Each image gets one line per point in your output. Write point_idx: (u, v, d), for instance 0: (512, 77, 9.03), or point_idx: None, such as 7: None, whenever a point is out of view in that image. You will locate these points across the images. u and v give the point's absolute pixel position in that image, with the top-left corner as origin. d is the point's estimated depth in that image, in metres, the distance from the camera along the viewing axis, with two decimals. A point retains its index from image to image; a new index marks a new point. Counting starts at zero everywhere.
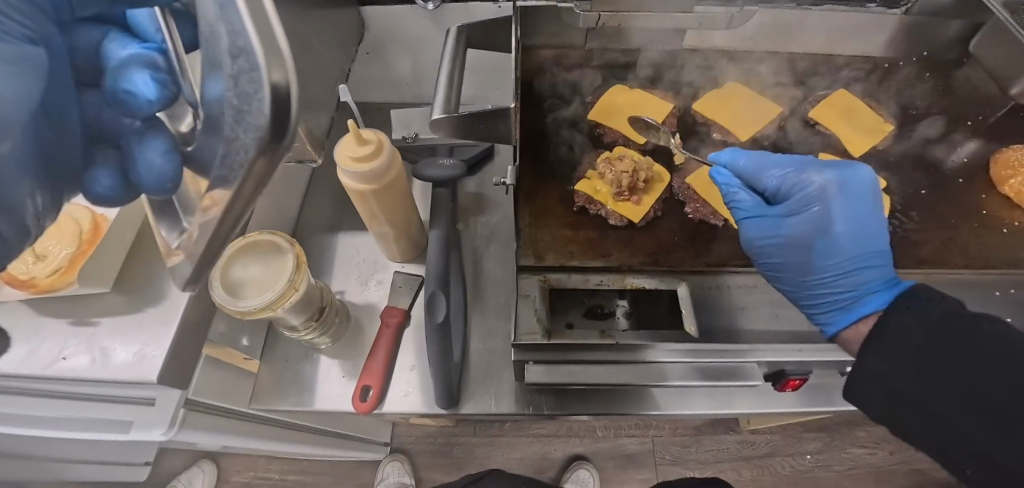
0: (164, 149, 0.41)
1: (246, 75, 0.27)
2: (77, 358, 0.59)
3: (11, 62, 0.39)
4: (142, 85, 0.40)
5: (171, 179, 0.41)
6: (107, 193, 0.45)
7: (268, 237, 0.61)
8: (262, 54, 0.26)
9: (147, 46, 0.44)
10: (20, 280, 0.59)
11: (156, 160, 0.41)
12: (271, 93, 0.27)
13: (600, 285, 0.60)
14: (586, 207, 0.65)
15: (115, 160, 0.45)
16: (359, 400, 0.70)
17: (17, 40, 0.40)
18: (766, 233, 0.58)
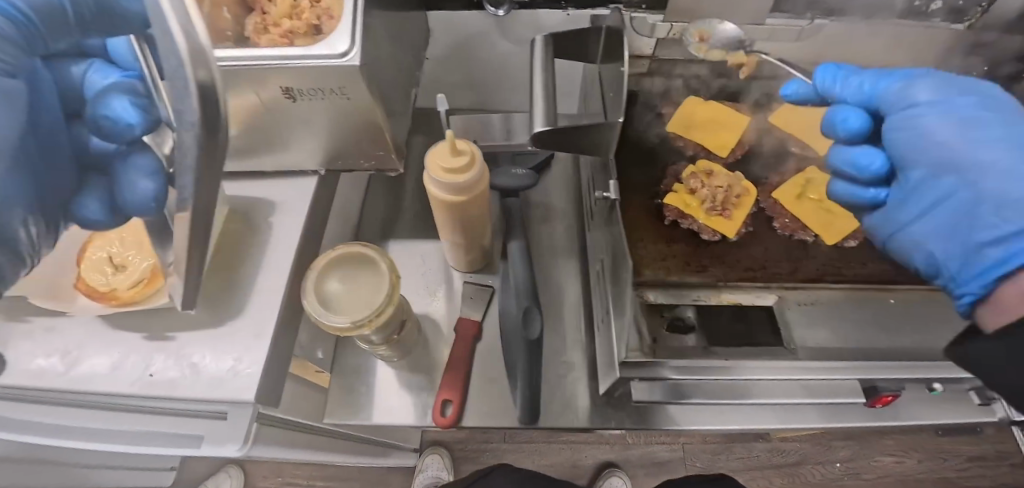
0: (152, 174, 0.47)
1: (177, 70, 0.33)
2: (166, 373, 0.57)
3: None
4: (123, 110, 0.45)
5: (159, 201, 0.46)
6: (96, 217, 0.50)
7: (359, 249, 0.59)
8: (188, 53, 0.31)
9: (127, 74, 0.48)
10: (100, 292, 0.58)
11: (141, 182, 0.46)
12: (197, 87, 0.32)
13: (698, 300, 0.61)
14: (679, 221, 0.64)
15: (103, 187, 0.50)
16: (438, 415, 0.69)
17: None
18: (940, 111, 0.52)
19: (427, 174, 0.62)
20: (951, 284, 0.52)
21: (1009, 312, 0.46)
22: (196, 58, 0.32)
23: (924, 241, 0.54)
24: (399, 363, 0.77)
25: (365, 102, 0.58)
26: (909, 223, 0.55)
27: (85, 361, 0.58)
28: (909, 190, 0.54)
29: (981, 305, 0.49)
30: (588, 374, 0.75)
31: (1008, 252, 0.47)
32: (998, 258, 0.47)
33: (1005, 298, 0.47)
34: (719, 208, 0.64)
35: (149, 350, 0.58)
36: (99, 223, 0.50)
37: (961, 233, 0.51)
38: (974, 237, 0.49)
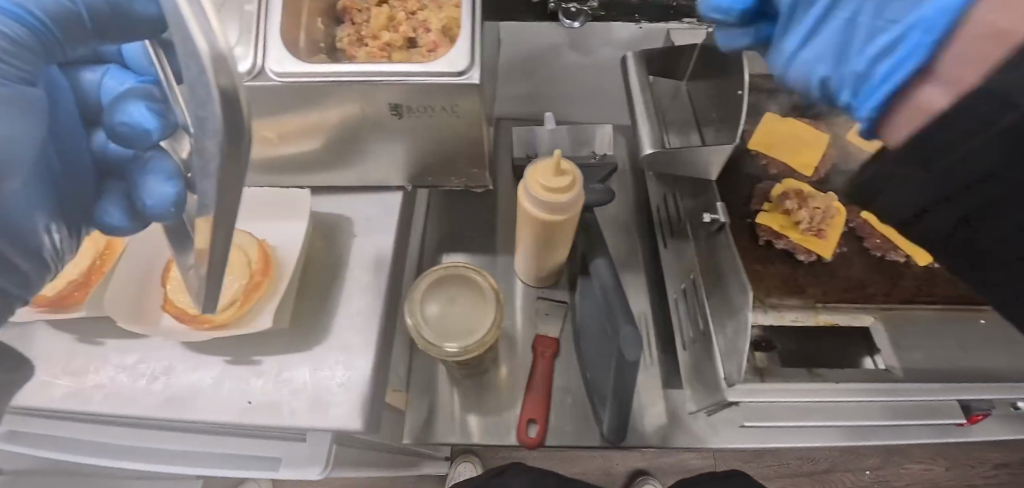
0: (167, 178, 0.48)
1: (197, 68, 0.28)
2: (264, 399, 0.55)
3: (22, 107, 0.42)
4: (141, 115, 0.46)
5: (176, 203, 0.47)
6: (120, 224, 0.51)
7: (460, 270, 0.58)
8: (209, 59, 0.26)
9: (142, 80, 0.50)
10: (190, 315, 0.56)
11: (159, 186, 0.47)
12: (220, 94, 0.27)
13: (796, 321, 0.61)
14: (773, 241, 0.63)
15: (122, 191, 0.52)
16: (524, 435, 0.69)
17: (18, 83, 0.41)
18: None
19: (528, 193, 0.61)
20: (855, 94, 0.42)
21: (913, 126, 0.38)
22: (216, 63, 0.27)
23: (812, 62, 0.45)
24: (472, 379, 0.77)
25: (474, 120, 0.55)
26: (798, 49, 0.46)
27: (176, 384, 0.56)
28: (796, 16, 0.46)
29: (892, 111, 0.40)
30: (665, 391, 0.75)
31: (904, 45, 0.36)
32: (893, 69, 0.37)
33: (917, 104, 0.37)
34: (814, 229, 0.63)
35: (240, 373, 0.57)
36: (119, 229, 0.51)
37: (849, 44, 0.43)
38: (853, 64, 0.42)
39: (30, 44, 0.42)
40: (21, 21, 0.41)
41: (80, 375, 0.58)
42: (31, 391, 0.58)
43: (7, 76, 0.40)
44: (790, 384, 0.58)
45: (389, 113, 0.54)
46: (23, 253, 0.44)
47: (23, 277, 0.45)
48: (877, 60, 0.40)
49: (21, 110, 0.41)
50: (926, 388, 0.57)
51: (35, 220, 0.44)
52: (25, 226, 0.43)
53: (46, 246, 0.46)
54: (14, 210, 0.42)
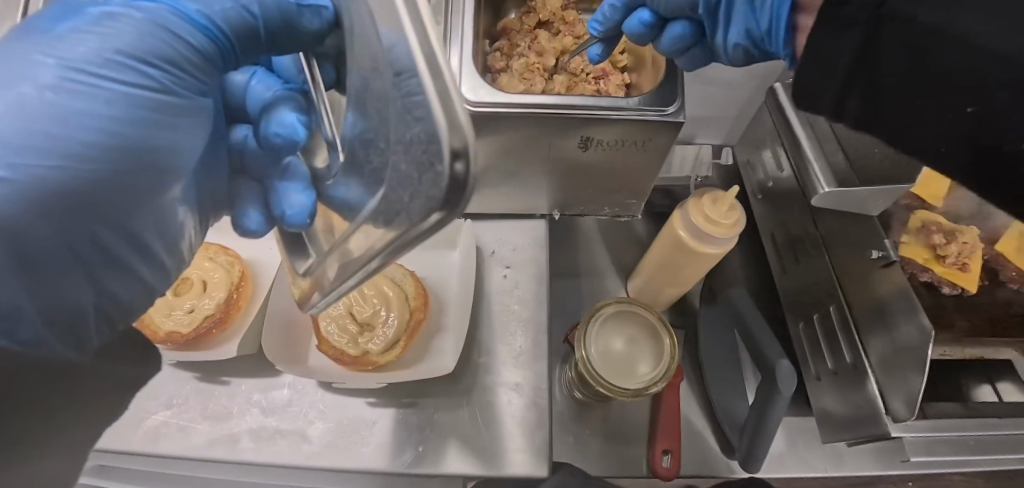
0: (304, 188, 0.37)
1: (419, 138, 0.20)
2: (428, 444, 0.53)
3: (190, 114, 0.34)
4: (291, 124, 0.35)
5: (312, 215, 0.36)
6: (256, 228, 0.41)
7: (628, 308, 0.57)
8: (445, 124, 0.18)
9: (290, 87, 0.39)
10: (344, 356, 0.53)
11: (300, 201, 0.36)
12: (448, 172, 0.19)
13: (943, 356, 0.62)
14: (918, 274, 0.64)
15: (259, 195, 0.42)
16: (660, 466, 0.66)
17: (191, 93, 0.35)
18: None
19: (690, 225, 0.61)
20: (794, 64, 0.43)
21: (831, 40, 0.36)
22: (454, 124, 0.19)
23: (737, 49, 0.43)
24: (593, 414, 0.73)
25: (652, 152, 0.53)
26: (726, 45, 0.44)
27: (336, 429, 0.53)
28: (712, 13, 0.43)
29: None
30: (789, 418, 0.72)
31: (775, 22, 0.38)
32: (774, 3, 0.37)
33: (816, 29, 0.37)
34: (957, 262, 0.64)
35: (403, 416, 0.54)
36: (253, 233, 0.41)
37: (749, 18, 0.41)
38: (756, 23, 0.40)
39: (211, 57, 0.35)
40: (202, 29, 0.34)
41: (220, 419, 0.54)
42: (168, 437, 0.54)
43: (186, 88, 0.34)
44: (950, 424, 0.59)
45: (579, 145, 0.53)
46: (154, 266, 0.36)
47: (145, 286, 0.36)
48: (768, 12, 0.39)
49: (190, 121, 0.34)
50: None
51: (178, 223, 0.35)
52: (170, 236, 0.35)
53: (182, 253, 0.38)
54: (171, 227, 0.35)
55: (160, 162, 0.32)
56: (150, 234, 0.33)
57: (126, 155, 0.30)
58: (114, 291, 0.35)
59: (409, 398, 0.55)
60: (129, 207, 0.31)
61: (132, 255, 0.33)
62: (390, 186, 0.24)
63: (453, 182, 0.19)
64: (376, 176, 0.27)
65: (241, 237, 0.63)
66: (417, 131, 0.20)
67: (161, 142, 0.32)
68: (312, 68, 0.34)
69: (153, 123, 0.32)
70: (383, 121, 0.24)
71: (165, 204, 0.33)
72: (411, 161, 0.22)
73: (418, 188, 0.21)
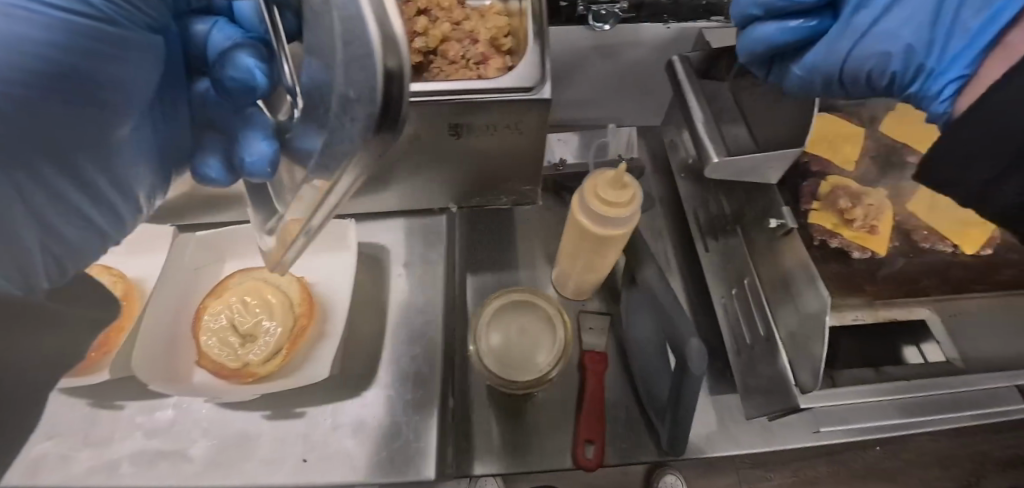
0: (265, 137, 0.36)
1: (358, 67, 0.21)
2: (319, 455, 0.50)
3: (135, 52, 0.32)
4: (250, 71, 0.34)
5: (275, 165, 0.35)
6: (217, 179, 0.39)
7: (521, 294, 0.56)
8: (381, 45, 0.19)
9: (252, 35, 0.36)
10: (230, 369, 0.51)
11: (257, 149, 0.35)
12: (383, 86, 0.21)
13: (855, 321, 0.61)
14: (827, 241, 0.63)
15: (223, 147, 0.39)
16: (581, 457, 0.65)
17: (141, 28, 0.32)
18: None
19: (587, 210, 0.59)
20: (925, 82, 0.44)
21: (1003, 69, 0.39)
22: (391, 44, 0.20)
23: (898, 30, 0.44)
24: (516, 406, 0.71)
25: (531, 135, 0.52)
26: (873, 23, 0.44)
27: (221, 446, 0.51)
28: None
29: (961, 96, 0.42)
30: (718, 396, 0.72)
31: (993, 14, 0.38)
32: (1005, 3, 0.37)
33: (1002, 58, 0.39)
34: (865, 226, 0.63)
35: (292, 428, 0.52)
36: (211, 182, 0.40)
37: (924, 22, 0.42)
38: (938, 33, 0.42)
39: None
40: None
41: (104, 445, 0.52)
42: (48, 469, 0.51)
43: (134, 21, 0.32)
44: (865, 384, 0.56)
45: (449, 133, 0.50)
46: (104, 210, 0.36)
47: (100, 230, 0.38)
48: (953, 29, 0.41)
49: (144, 57, 0.33)
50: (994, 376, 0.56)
51: (128, 167, 0.35)
52: (121, 176, 0.35)
53: (138, 199, 0.38)
54: (118, 169, 0.35)
55: (106, 98, 0.31)
56: (95, 172, 0.33)
57: (68, 86, 0.30)
58: (69, 237, 0.36)
59: (299, 408, 0.53)
60: (76, 144, 0.31)
61: (78, 193, 0.34)
62: (336, 115, 0.24)
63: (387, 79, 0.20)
64: (324, 128, 0.26)
65: (125, 254, 0.60)
66: (352, 56, 0.21)
67: (108, 77, 0.31)
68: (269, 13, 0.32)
69: (102, 54, 0.30)
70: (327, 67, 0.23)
71: (111, 142, 0.33)
72: (345, 93, 0.22)
73: (351, 127, 0.23)
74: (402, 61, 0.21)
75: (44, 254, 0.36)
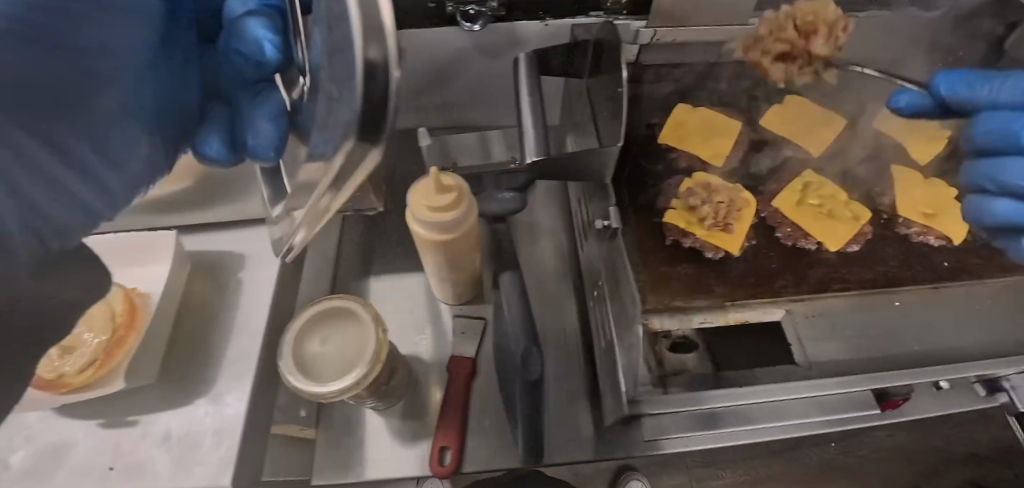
0: (274, 116, 0.41)
1: (342, 45, 0.23)
2: (133, 461, 0.50)
3: (121, 13, 0.34)
4: (262, 41, 0.40)
5: (278, 150, 0.41)
6: (216, 156, 0.44)
7: (336, 302, 0.54)
8: (360, 29, 0.21)
9: (265, 3, 0.43)
10: (44, 380, 0.47)
11: (263, 125, 0.41)
12: (364, 72, 0.22)
13: (704, 323, 0.56)
14: (680, 240, 0.60)
15: (223, 122, 0.45)
16: (436, 464, 0.64)
17: None
18: None
19: (413, 215, 0.57)
20: None
21: None
22: (377, 36, 0.22)
23: None
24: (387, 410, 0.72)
25: None
26: None
27: (39, 454, 0.51)
28: None
29: None
30: (591, 401, 0.70)
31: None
32: None
33: None
34: (721, 224, 0.60)
35: (114, 436, 0.51)
36: (212, 162, 0.44)
37: None
38: None
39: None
40: None
41: None
42: None
43: None
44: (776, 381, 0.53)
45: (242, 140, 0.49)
46: (97, 193, 0.35)
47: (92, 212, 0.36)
48: None
49: (127, 20, 0.35)
50: (841, 381, 0.52)
51: (122, 138, 0.36)
52: (115, 146, 0.35)
53: (129, 176, 0.38)
54: (107, 141, 0.34)
55: (87, 62, 0.32)
56: (83, 146, 0.33)
57: (42, 49, 0.29)
58: (45, 213, 0.33)
59: (130, 416, 0.53)
60: (65, 107, 0.31)
61: (63, 171, 0.33)
62: (336, 93, 0.26)
63: (368, 69, 0.22)
64: (330, 108, 0.29)
65: None
66: (340, 54, 0.24)
67: (89, 39, 0.32)
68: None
69: (73, 14, 0.30)
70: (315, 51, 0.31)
71: (101, 110, 0.34)
72: (332, 82, 0.27)
73: (342, 113, 0.25)
74: (384, 52, 0.23)
75: (26, 233, 0.32)
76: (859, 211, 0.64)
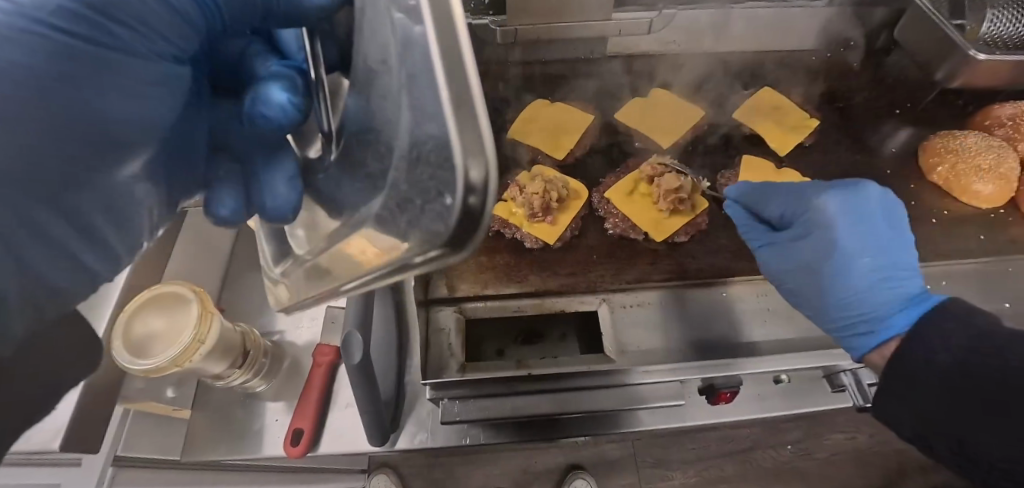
0: (291, 175, 0.33)
1: (435, 149, 0.19)
2: None
3: (146, 82, 0.29)
4: (276, 102, 0.29)
5: (295, 209, 0.33)
6: (227, 219, 0.34)
7: (172, 288, 0.61)
8: (461, 145, 0.18)
9: (288, 64, 0.32)
10: None
11: (279, 188, 0.33)
12: (462, 198, 0.19)
13: (518, 311, 0.58)
14: (502, 231, 0.64)
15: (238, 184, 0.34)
16: (289, 445, 0.68)
17: (158, 56, 0.29)
18: (777, 266, 0.56)
19: None
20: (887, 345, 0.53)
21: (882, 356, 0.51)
22: (473, 147, 0.18)
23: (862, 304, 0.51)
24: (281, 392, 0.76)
25: None
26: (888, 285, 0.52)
27: None
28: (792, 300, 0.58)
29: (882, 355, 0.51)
30: None
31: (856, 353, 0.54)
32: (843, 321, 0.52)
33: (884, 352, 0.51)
34: (540, 215, 0.64)
35: None
36: (224, 222, 0.34)
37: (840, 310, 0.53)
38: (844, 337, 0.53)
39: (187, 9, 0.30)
40: None
41: None
42: None
43: (154, 47, 0.29)
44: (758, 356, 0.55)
45: None
46: (100, 251, 0.30)
47: (87, 274, 0.30)
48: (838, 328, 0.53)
49: (158, 87, 0.29)
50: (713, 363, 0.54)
51: (138, 209, 0.30)
52: (123, 213, 0.29)
53: (140, 231, 0.31)
54: (123, 211, 0.29)
55: (116, 133, 0.27)
56: (92, 213, 0.28)
57: (66, 122, 0.26)
58: (45, 274, 0.28)
59: None
60: (68, 184, 0.27)
61: (78, 239, 0.28)
62: (413, 192, 0.22)
63: (468, 192, 0.18)
64: (376, 181, 0.27)
65: None
66: (429, 157, 0.20)
67: (97, 109, 0.27)
68: (315, 45, 0.33)
69: (77, 80, 0.26)
70: (388, 126, 0.25)
71: (117, 182, 0.28)
72: (410, 188, 0.23)
73: (431, 213, 0.21)
74: (486, 168, 0.18)
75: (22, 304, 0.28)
76: (698, 202, 0.67)
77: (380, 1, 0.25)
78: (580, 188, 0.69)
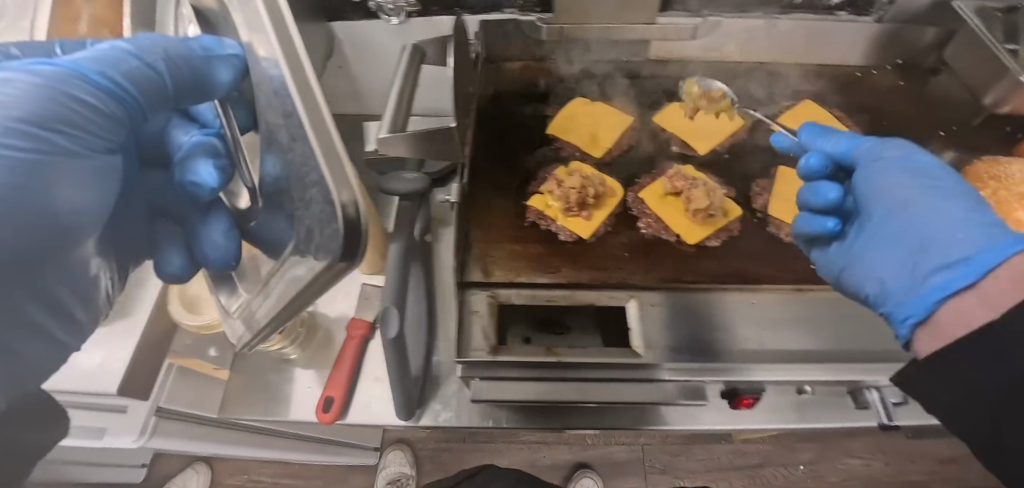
0: (227, 224, 0.46)
1: (322, 206, 0.30)
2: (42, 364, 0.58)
3: (90, 175, 0.38)
4: (205, 173, 0.42)
5: (234, 255, 0.46)
6: (177, 272, 0.49)
7: None
8: (332, 184, 0.29)
9: (208, 131, 0.47)
10: None
11: (218, 239, 0.45)
12: (344, 219, 0.29)
13: (549, 301, 0.60)
14: (537, 222, 0.68)
15: (179, 242, 0.49)
16: (321, 412, 0.71)
17: (100, 152, 0.39)
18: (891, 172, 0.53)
19: None
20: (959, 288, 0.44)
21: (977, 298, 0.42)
22: (342, 188, 0.30)
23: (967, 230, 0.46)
24: (315, 361, 0.79)
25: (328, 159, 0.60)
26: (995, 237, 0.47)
27: None
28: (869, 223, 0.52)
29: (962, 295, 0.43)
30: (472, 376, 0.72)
31: (970, 266, 0.43)
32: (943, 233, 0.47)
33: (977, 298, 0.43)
34: (577, 210, 0.67)
35: None
36: (174, 277, 0.49)
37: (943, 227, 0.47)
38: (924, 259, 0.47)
39: (114, 113, 0.40)
40: (111, 96, 0.39)
41: None
42: None
43: (93, 148, 0.39)
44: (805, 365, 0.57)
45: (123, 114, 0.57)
46: (64, 323, 0.38)
47: (57, 344, 0.39)
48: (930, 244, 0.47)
49: (99, 180, 0.39)
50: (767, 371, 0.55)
51: (90, 276, 0.40)
52: (79, 283, 0.38)
53: (95, 303, 0.40)
54: (80, 281, 0.38)
55: (66, 222, 0.36)
56: (60, 289, 0.37)
57: (29, 219, 0.34)
58: (25, 358, 0.37)
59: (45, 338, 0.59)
60: (37, 268, 0.35)
61: (49, 319, 0.37)
62: (315, 224, 0.31)
63: (349, 220, 0.29)
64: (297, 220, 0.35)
65: None
66: (315, 200, 0.30)
67: (51, 202, 0.36)
68: (229, 112, 0.43)
69: (38, 183, 0.35)
70: (294, 182, 0.33)
71: (74, 260, 0.37)
72: (310, 223, 0.32)
73: (329, 235, 0.30)
74: (353, 197, 0.30)
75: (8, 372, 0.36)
76: (731, 208, 0.70)
77: (268, 92, 0.33)
78: (617, 187, 0.71)
